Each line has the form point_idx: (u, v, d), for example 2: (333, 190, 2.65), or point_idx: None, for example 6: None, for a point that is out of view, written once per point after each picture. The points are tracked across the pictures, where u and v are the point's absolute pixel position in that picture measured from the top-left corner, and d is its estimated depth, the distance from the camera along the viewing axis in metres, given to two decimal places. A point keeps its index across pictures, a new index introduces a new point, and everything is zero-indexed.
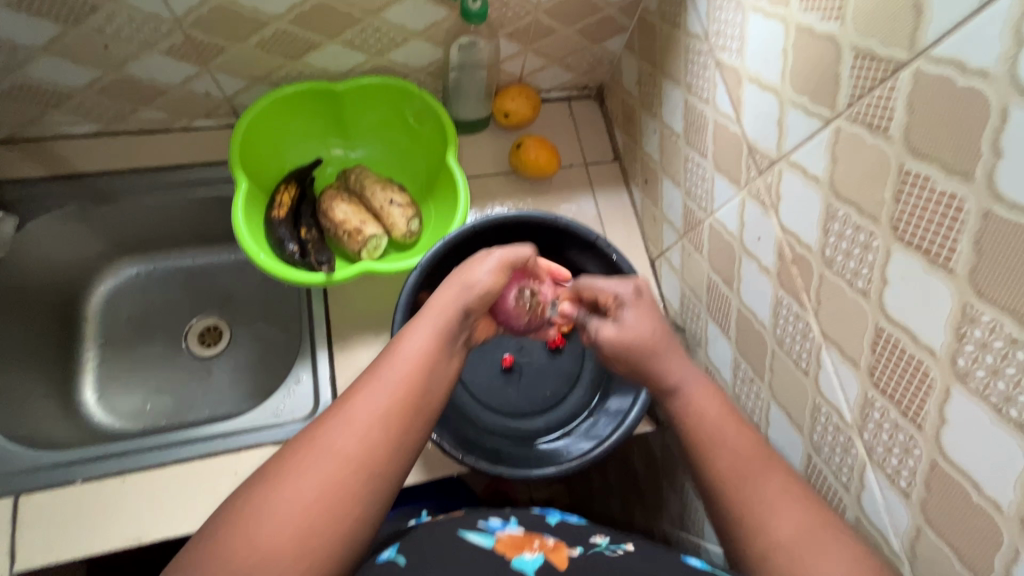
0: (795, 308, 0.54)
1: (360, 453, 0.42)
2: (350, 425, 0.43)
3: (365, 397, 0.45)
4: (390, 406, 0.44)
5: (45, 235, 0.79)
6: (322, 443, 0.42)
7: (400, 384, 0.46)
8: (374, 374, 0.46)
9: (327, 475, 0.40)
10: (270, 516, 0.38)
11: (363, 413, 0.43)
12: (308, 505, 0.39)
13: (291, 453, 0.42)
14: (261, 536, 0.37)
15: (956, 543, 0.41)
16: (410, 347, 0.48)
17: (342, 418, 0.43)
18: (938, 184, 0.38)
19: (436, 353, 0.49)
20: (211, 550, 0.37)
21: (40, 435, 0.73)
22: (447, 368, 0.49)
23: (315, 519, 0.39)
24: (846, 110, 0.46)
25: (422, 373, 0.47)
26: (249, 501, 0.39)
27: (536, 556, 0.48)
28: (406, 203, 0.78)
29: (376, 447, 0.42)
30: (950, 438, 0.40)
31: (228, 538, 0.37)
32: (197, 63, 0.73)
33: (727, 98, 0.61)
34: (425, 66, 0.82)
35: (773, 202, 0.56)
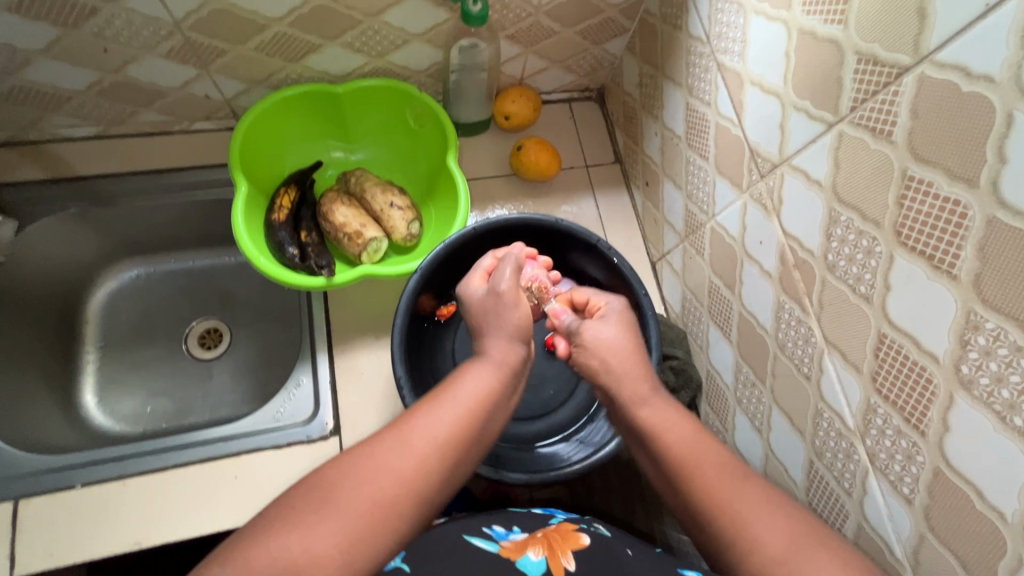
0: (796, 313, 0.54)
1: (416, 480, 0.42)
2: (410, 449, 0.43)
3: (428, 422, 0.45)
4: (450, 437, 0.45)
5: (45, 237, 0.79)
6: (382, 461, 0.42)
7: (461, 416, 0.46)
8: (439, 403, 0.47)
9: (383, 495, 0.40)
10: (322, 526, 0.38)
11: (423, 440, 0.44)
12: (360, 522, 0.39)
13: (349, 464, 0.42)
14: (310, 544, 0.37)
15: (959, 551, 0.41)
16: (472, 381, 0.49)
17: (404, 439, 0.43)
18: (942, 190, 0.38)
19: (497, 393, 0.49)
20: (257, 545, 0.37)
21: (40, 439, 0.73)
22: (503, 410, 0.50)
23: (364, 537, 0.38)
24: (848, 114, 0.45)
25: (483, 413, 0.48)
26: (307, 503, 0.39)
27: (541, 558, 0.49)
28: (406, 206, 0.78)
29: (430, 477, 0.43)
30: (953, 445, 0.40)
31: (277, 538, 0.37)
32: (197, 66, 0.73)
33: (729, 101, 0.60)
34: (426, 68, 0.82)
35: (774, 206, 0.55)
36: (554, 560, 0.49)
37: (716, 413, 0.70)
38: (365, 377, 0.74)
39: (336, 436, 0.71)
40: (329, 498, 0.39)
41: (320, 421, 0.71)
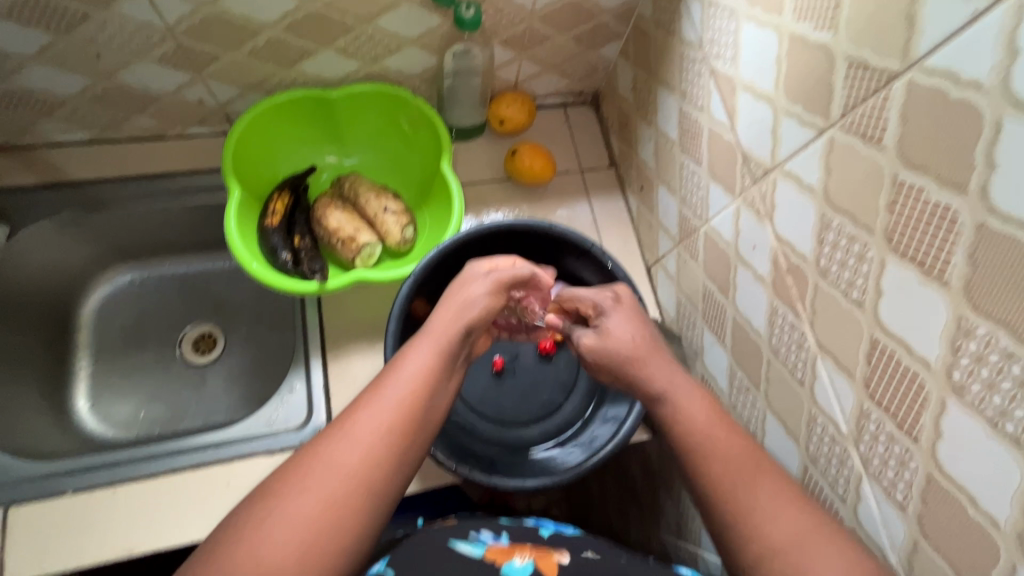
0: (790, 318, 0.54)
1: (359, 472, 0.43)
2: (349, 445, 0.43)
3: (367, 413, 0.46)
4: (390, 423, 0.45)
5: (37, 242, 0.79)
6: (324, 460, 0.43)
7: (401, 402, 0.46)
8: (376, 393, 0.47)
9: (328, 493, 0.41)
10: (271, 532, 0.39)
11: (361, 432, 0.44)
12: (309, 522, 0.40)
13: (295, 468, 0.43)
14: (261, 549, 0.38)
15: (953, 558, 0.41)
16: (410, 365, 0.49)
17: (341, 436, 0.44)
18: (932, 196, 0.38)
19: (436, 374, 0.49)
20: (210, 559, 0.38)
21: (32, 445, 0.73)
22: (447, 388, 0.50)
23: (315, 535, 0.40)
24: (839, 120, 0.45)
25: (422, 394, 0.47)
26: (252, 512, 0.40)
27: (526, 562, 0.49)
28: (400, 211, 0.77)
29: (375, 466, 0.43)
30: (946, 451, 0.40)
31: (229, 549, 0.38)
32: (190, 71, 0.73)
33: (721, 107, 0.60)
34: (420, 73, 0.82)
35: (767, 210, 0.55)
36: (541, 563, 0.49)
37: None
38: (359, 382, 0.74)
39: None
40: (275, 503, 0.41)
41: (313, 427, 0.71)
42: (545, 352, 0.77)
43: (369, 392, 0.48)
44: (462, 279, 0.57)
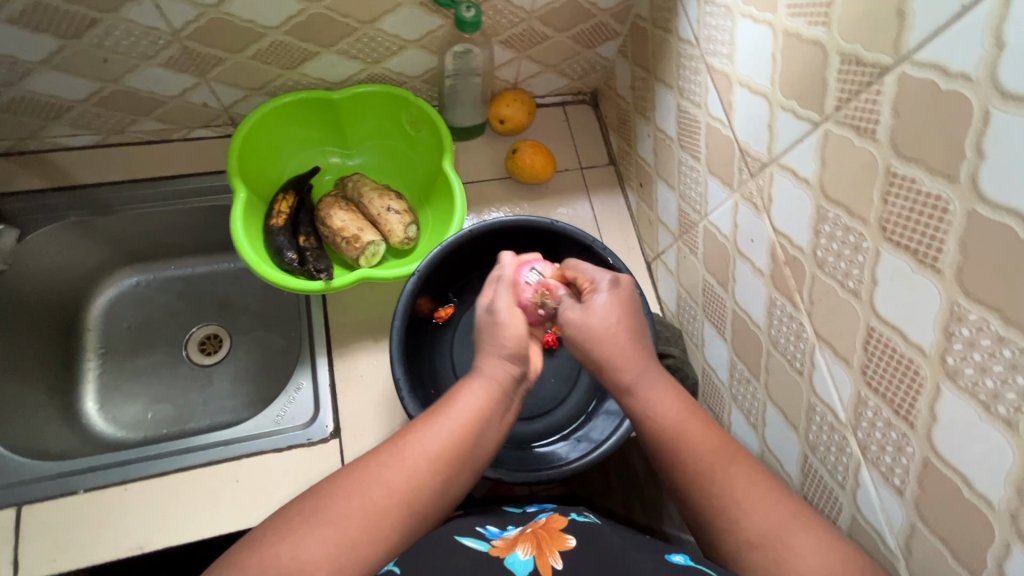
0: (788, 309, 0.55)
1: (405, 492, 0.44)
2: (400, 464, 0.45)
3: (419, 440, 0.46)
4: (441, 453, 0.46)
5: (46, 246, 0.80)
6: (375, 474, 0.44)
7: (452, 434, 0.47)
8: (433, 420, 0.48)
9: (375, 507, 0.42)
10: (315, 533, 0.40)
11: (415, 455, 0.45)
12: (352, 530, 0.41)
13: (346, 475, 0.44)
14: (302, 547, 0.39)
15: (949, 541, 0.42)
16: (467, 398, 0.50)
17: (395, 454, 0.45)
18: (925, 186, 0.39)
19: (491, 410, 0.49)
20: (252, 548, 0.39)
21: (43, 446, 0.73)
22: (499, 428, 0.50)
23: (354, 545, 0.41)
24: (834, 113, 0.46)
25: (476, 430, 0.48)
26: (300, 512, 0.42)
27: (529, 557, 0.45)
28: (404, 210, 0.78)
29: (421, 490, 0.44)
30: (941, 435, 0.41)
31: (274, 540, 0.39)
32: (196, 74, 0.74)
33: (719, 103, 0.61)
34: (421, 74, 0.84)
35: (765, 203, 0.56)
36: (543, 560, 0.44)
37: (712, 411, 0.71)
38: (364, 379, 0.75)
39: (336, 439, 0.71)
40: (324, 505, 0.42)
41: (320, 424, 0.72)
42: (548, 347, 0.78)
43: (423, 418, 0.49)
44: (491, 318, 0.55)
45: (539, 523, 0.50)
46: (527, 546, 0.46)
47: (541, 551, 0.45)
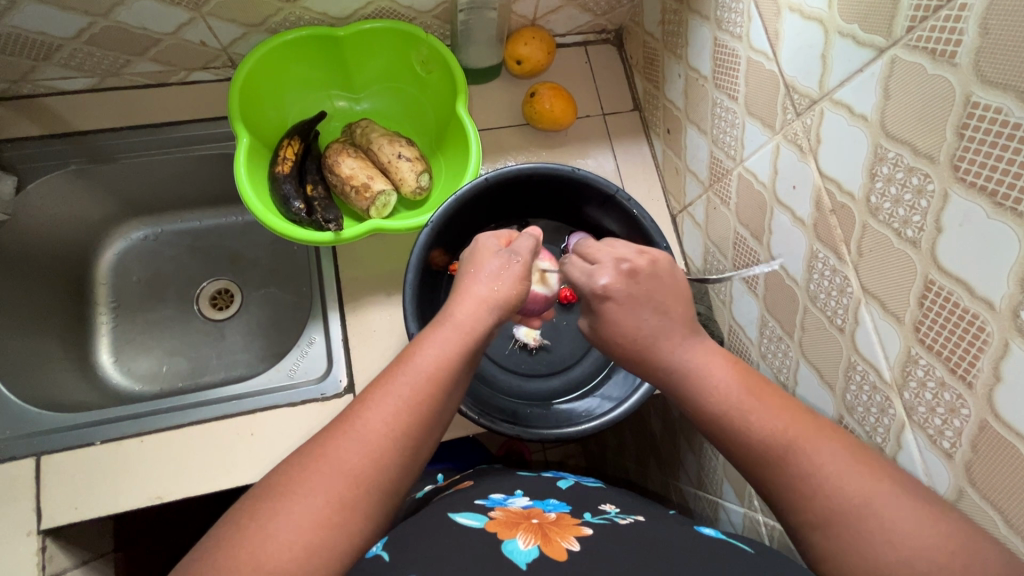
0: (831, 261, 0.51)
1: (369, 473, 0.41)
2: (361, 443, 0.42)
3: (378, 412, 0.44)
4: (403, 423, 0.44)
5: (47, 197, 0.77)
6: (333, 459, 0.41)
7: (412, 401, 0.45)
8: (388, 390, 0.45)
9: (338, 495, 0.40)
10: (276, 536, 0.37)
11: (375, 432, 0.43)
12: (319, 525, 0.38)
13: (304, 467, 0.41)
14: (267, 553, 0.36)
15: (1002, 506, 0.39)
16: (425, 358, 0.47)
17: (352, 435, 0.43)
18: (1011, 116, 0.34)
19: (451, 371, 0.47)
20: (209, 565, 0.36)
21: (59, 398, 0.73)
22: (458, 387, 0.49)
23: (324, 538, 0.38)
24: (903, 37, 0.41)
25: (437, 394, 0.46)
26: (255, 515, 0.38)
27: (531, 547, 0.40)
28: (415, 157, 0.74)
29: (386, 467, 0.42)
30: (1005, 397, 0.37)
31: (233, 552, 0.36)
32: (189, 8, 0.69)
33: (762, 33, 0.55)
34: (431, 8, 0.77)
35: (811, 144, 0.51)
36: (551, 548, 0.40)
37: None
38: (377, 335, 0.73)
39: (350, 394, 0.70)
40: (283, 504, 0.39)
41: (334, 378, 0.70)
42: (530, 345, 0.74)
43: (380, 386, 0.46)
44: (470, 263, 0.55)
45: (545, 515, 0.47)
46: (531, 534, 0.42)
47: (547, 539, 0.42)
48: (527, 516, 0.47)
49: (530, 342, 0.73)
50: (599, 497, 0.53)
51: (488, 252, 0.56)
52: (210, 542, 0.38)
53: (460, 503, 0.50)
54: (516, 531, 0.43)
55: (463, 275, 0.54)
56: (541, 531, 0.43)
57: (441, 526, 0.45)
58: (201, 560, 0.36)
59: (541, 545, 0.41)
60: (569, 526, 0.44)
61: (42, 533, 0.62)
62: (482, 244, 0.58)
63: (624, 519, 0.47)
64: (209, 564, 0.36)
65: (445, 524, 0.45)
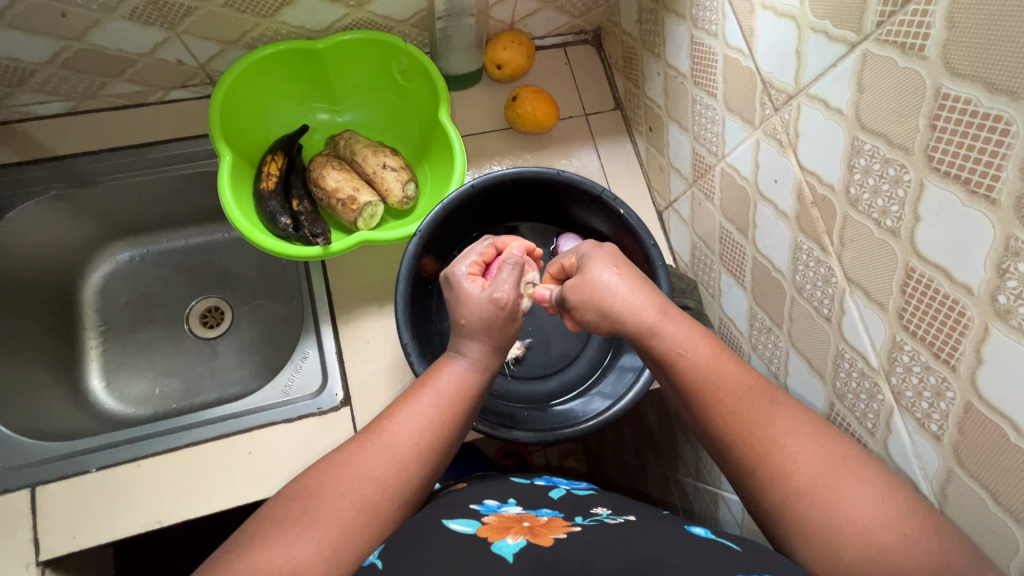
0: (816, 252, 0.52)
1: (394, 481, 0.43)
2: (387, 452, 0.44)
3: (401, 424, 0.46)
4: (428, 436, 0.46)
5: (29, 223, 0.76)
6: (360, 465, 0.43)
7: (436, 416, 0.47)
8: (413, 403, 0.47)
9: (363, 501, 0.41)
10: (304, 535, 0.38)
11: (400, 442, 0.45)
12: (346, 526, 0.40)
13: (332, 470, 0.43)
14: (296, 549, 0.38)
15: (990, 485, 0.40)
16: (447, 376, 0.50)
17: (378, 444, 0.44)
18: (981, 106, 0.35)
19: (474, 391, 0.50)
20: (241, 551, 0.37)
21: (51, 427, 0.72)
22: (478, 404, 0.51)
23: (347, 541, 0.39)
24: (874, 32, 0.42)
25: (459, 413, 0.48)
26: (287, 513, 0.40)
27: (518, 542, 0.42)
28: (400, 167, 0.74)
29: (409, 478, 0.44)
30: (987, 380, 0.38)
31: (265, 544, 0.38)
32: (164, 27, 0.68)
33: (737, 30, 0.56)
34: (409, 17, 0.77)
35: (791, 139, 0.52)
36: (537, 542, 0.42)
37: None
38: (371, 346, 0.73)
39: (347, 407, 0.70)
40: (313, 504, 0.40)
41: (330, 392, 0.70)
42: (517, 357, 0.74)
43: (406, 399, 0.48)
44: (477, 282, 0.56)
45: (536, 518, 0.48)
46: (519, 533, 0.44)
47: (535, 534, 0.44)
48: (518, 520, 0.47)
49: (515, 353, 0.74)
50: (590, 503, 0.54)
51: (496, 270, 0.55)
52: (234, 539, 0.39)
53: (455, 507, 0.50)
54: (505, 532, 0.44)
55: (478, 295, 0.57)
56: (529, 529, 0.44)
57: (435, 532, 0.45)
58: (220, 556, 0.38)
59: (528, 540, 0.42)
60: (558, 528, 0.45)
61: (41, 565, 0.62)
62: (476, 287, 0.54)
63: (615, 519, 0.48)
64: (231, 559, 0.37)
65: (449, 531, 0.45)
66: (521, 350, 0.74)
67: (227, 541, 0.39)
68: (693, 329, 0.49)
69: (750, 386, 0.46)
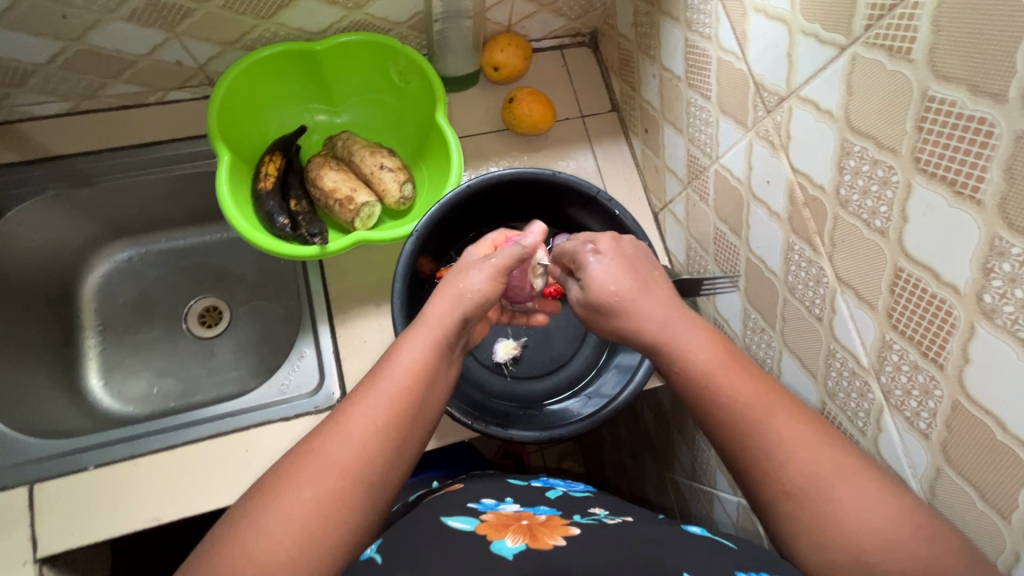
0: (807, 253, 0.52)
1: (357, 465, 0.42)
2: (345, 438, 0.43)
3: (360, 410, 0.45)
4: (387, 416, 0.44)
5: (28, 223, 0.76)
6: (320, 455, 0.42)
7: (395, 396, 0.46)
8: (371, 387, 0.46)
9: (327, 490, 0.40)
10: (268, 530, 0.38)
11: (359, 427, 0.43)
12: (312, 516, 0.39)
13: (296, 463, 0.42)
14: (261, 544, 0.38)
15: (977, 482, 0.41)
16: (406, 356, 0.49)
17: (337, 432, 0.43)
18: (966, 109, 0.35)
19: (434, 367, 0.49)
20: (215, 551, 0.38)
21: (49, 426, 0.73)
22: (443, 380, 0.50)
23: (314, 532, 0.39)
24: (863, 35, 0.42)
25: (421, 389, 0.47)
26: (252, 509, 0.40)
27: (518, 543, 0.41)
28: (397, 167, 0.75)
29: (372, 460, 0.43)
30: (973, 378, 0.39)
31: (235, 541, 0.38)
32: (164, 29, 0.69)
33: (731, 33, 0.56)
34: (407, 19, 0.78)
35: (782, 140, 0.53)
36: (537, 544, 0.42)
37: None
38: (368, 346, 0.73)
39: None
40: (274, 498, 0.40)
41: (327, 391, 0.71)
42: (514, 357, 0.74)
43: (366, 385, 0.47)
44: (456, 271, 0.56)
45: (535, 517, 0.48)
46: (519, 533, 0.43)
47: (534, 538, 0.43)
48: (517, 519, 0.48)
49: (512, 353, 0.74)
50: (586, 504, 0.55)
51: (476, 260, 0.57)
52: (214, 537, 0.40)
53: (454, 505, 0.51)
54: (505, 532, 0.44)
55: (447, 278, 0.56)
56: (530, 531, 0.44)
57: (433, 530, 0.45)
58: (203, 556, 0.38)
59: (528, 542, 0.42)
60: (558, 530, 0.45)
61: (38, 562, 0.62)
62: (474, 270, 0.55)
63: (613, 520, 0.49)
64: (208, 559, 0.38)
65: (444, 527, 0.45)
66: (518, 349, 0.74)
67: (203, 542, 0.39)
68: (689, 328, 0.49)
69: (741, 385, 0.46)
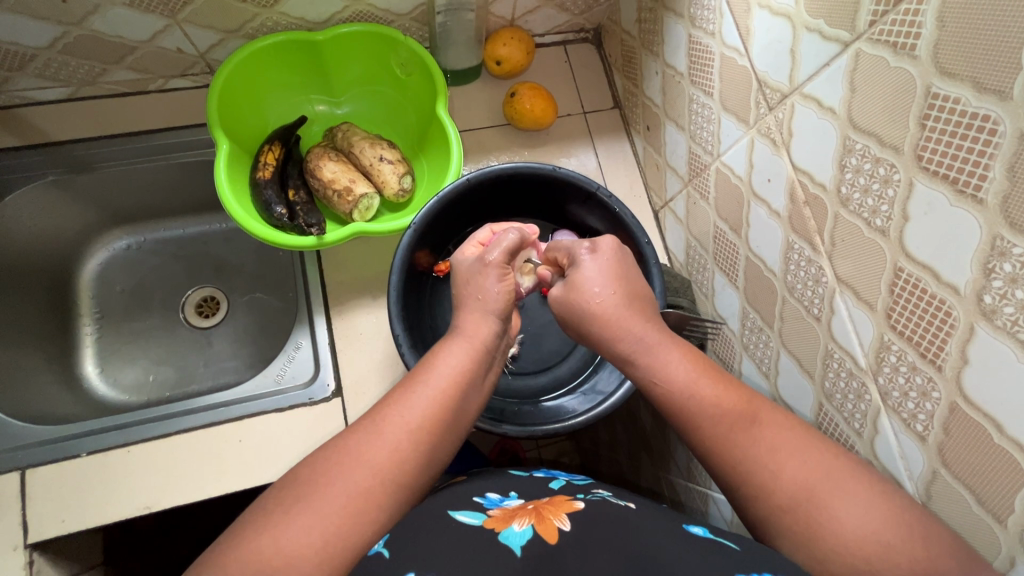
0: (807, 252, 0.52)
1: (390, 468, 0.42)
2: (381, 439, 0.43)
3: (396, 413, 0.45)
4: (422, 422, 0.44)
5: (26, 209, 0.76)
6: (355, 455, 0.42)
7: (432, 403, 0.45)
8: (409, 391, 0.46)
9: (358, 489, 0.40)
10: (297, 524, 0.38)
11: (395, 428, 0.43)
12: (341, 514, 0.39)
13: (329, 459, 0.42)
14: (289, 538, 0.37)
15: (974, 485, 0.40)
16: (444, 362, 0.49)
17: (372, 432, 0.43)
18: (970, 106, 0.35)
19: (469, 376, 0.48)
20: (237, 539, 0.38)
21: (43, 411, 0.72)
22: (477, 390, 0.49)
23: (341, 530, 0.39)
24: (867, 31, 0.42)
25: (457, 398, 0.47)
26: (278, 501, 0.39)
27: (525, 528, 0.42)
28: (397, 159, 0.74)
29: (403, 463, 0.43)
30: (972, 380, 0.38)
31: (258, 531, 0.38)
32: (165, 15, 0.69)
33: (734, 30, 0.56)
34: (409, 11, 0.78)
35: (784, 138, 0.52)
36: (544, 526, 0.42)
37: (723, 361, 0.70)
38: (364, 338, 0.73)
39: (338, 398, 0.70)
40: (305, 493, 0.40)
41: (322, 383, 0.70)
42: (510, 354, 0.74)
43: (403, 388, 0.47)
44: (472, 271, 0.56)
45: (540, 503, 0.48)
46: (525, 517, 0.44)
47: (541, 518, 0.43)
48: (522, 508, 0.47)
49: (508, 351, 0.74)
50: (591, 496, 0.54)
51: (473, 262, 0.56)
52: (234, 527, 0.39)
53: (459, 501, 0.50)
54: (511, 520, 0.44)
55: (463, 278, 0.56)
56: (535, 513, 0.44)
57: (433, 526, 0.44)
58: (227, 544, 0.38)
59: (534, 523, 0.42)
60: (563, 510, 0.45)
61: (29, 547, 0.62)
62: (483, 269, 0.55)
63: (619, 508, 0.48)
64: (228, 548, 0.37)
65: (440, 522, 0.45)
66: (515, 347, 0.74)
67: (225, 531, 0.39)
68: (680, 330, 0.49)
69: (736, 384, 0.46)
